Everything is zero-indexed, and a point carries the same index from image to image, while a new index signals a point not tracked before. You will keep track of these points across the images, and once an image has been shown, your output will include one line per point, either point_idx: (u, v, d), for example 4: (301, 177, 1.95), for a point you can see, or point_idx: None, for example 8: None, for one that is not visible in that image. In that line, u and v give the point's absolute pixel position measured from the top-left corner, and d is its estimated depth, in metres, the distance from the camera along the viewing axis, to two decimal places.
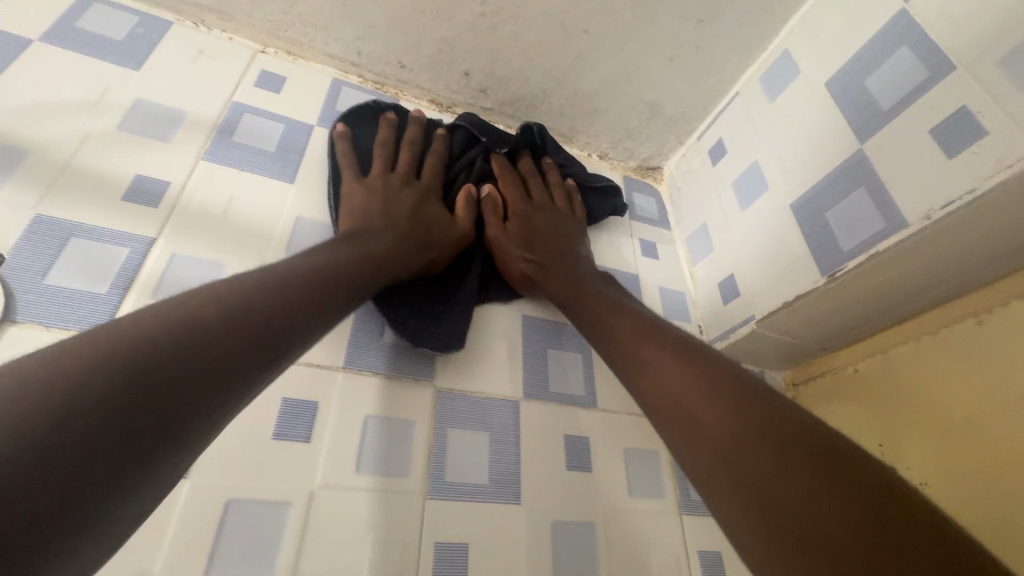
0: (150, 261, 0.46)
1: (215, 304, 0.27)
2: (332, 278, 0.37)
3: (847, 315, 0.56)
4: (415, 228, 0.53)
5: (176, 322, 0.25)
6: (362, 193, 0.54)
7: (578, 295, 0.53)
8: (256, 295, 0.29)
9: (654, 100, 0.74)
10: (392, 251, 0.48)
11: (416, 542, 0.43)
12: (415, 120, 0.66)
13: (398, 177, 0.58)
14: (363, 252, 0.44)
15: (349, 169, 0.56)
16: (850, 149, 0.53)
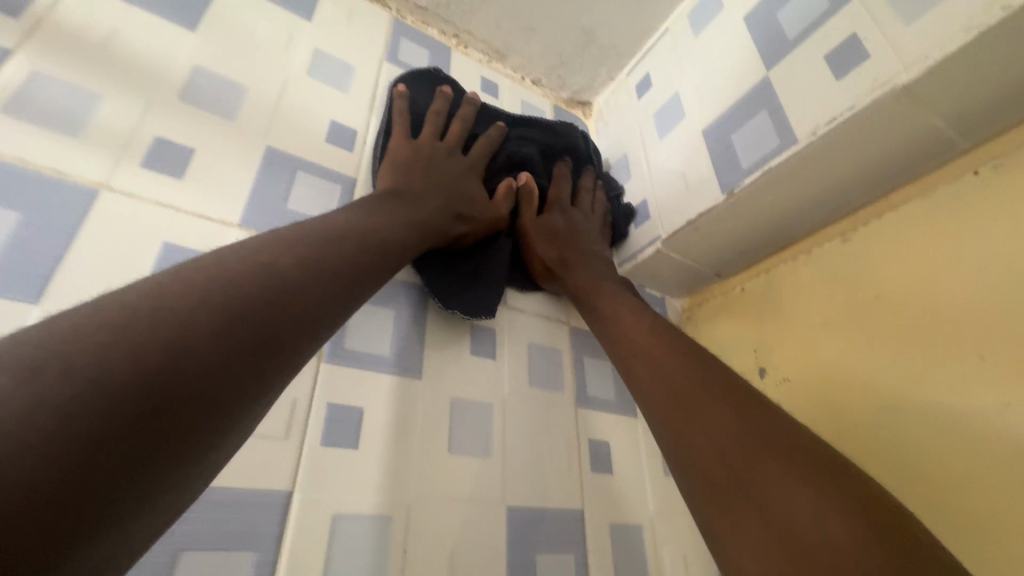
0: (5, 74, 0.40)
1: (200, 296, 0.24)
2: (347, 249, 0.35)
3: (739, 237, 0.62)
4: (453, 198, 0.53)
5: (205, 293, 0.25)
6: (409, 151, 0.54)
7: (598, 295, 0.54)
8: (241, 284, 0.26)
9: (589, 25, 0.75)
10: (430, 221, 0.49)
11: (307, 400, 0.42)
12: (469, 101, 0.63)
13: (445, 146, 0.57)
14: (390, 225, 0.42)
15: (400, 124, 0.56)
16: (758, 77, 0.57)
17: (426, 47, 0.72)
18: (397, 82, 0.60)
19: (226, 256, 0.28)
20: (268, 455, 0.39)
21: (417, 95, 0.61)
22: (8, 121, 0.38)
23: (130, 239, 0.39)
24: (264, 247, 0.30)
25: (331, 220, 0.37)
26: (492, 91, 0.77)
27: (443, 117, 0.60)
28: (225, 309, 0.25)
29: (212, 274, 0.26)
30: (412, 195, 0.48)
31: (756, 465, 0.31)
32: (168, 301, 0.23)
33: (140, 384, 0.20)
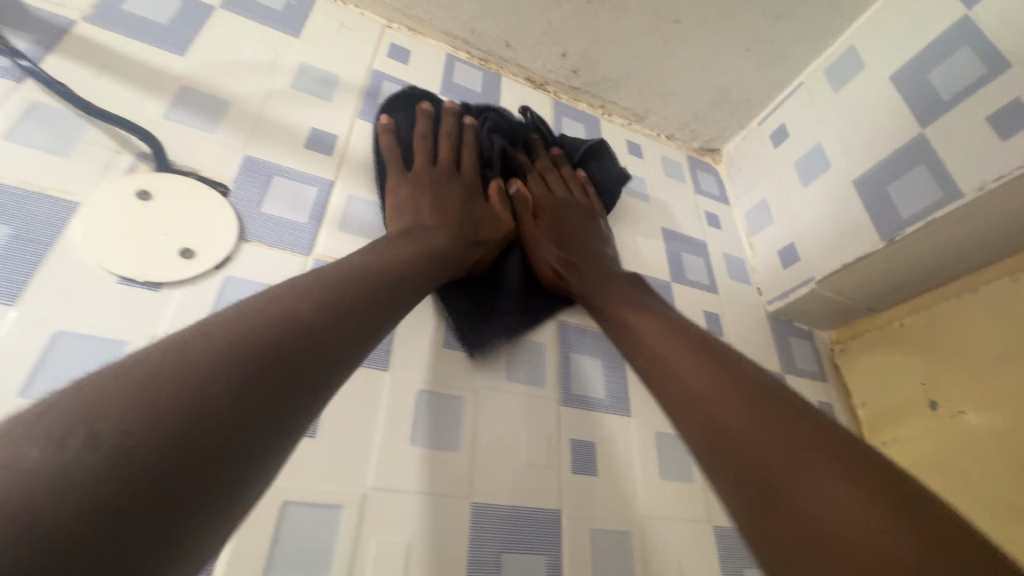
0: (334, 199, 0.55)
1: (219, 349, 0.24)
2: (366, 281, 0.35)
3: (896, 277, 0.67)
4: (467, 223, 0.54)
5: (222, 345, 0.24)
6: (408, 187, 0.55)
7: (606, 296, 0.53)
8: (260, 331, 0.26)
9: (725, 86, 0.83)
10: (445, 245, 0.49)
11: (557, 435, 0.52)
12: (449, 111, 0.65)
13: (443, 172, 0.58)
14: (425, 250, 0.45)
15: (394, 163, 0.57)
16: (912, 133, 0.63)
17: (581, 121, 0.84)
18: (381, 113, 0.62)
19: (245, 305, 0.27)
20: (540, 481, 0.49)
21: (403, 124, 0.62)
22: (345, 236, 0.53)
23: (427, 316, 0.53)
24: (280, 296, 0.29)
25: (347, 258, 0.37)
26: (637, 152, 0.86)
27: (431, 137, 0.62)
28: (252, 355, 0.24)
29: (237, 324, 0.26)
30: (422, 228, 0.49)
31: (820, 487, 0.26)
32: (185, 362, 0.22)
33: (173, 437, 0.20)
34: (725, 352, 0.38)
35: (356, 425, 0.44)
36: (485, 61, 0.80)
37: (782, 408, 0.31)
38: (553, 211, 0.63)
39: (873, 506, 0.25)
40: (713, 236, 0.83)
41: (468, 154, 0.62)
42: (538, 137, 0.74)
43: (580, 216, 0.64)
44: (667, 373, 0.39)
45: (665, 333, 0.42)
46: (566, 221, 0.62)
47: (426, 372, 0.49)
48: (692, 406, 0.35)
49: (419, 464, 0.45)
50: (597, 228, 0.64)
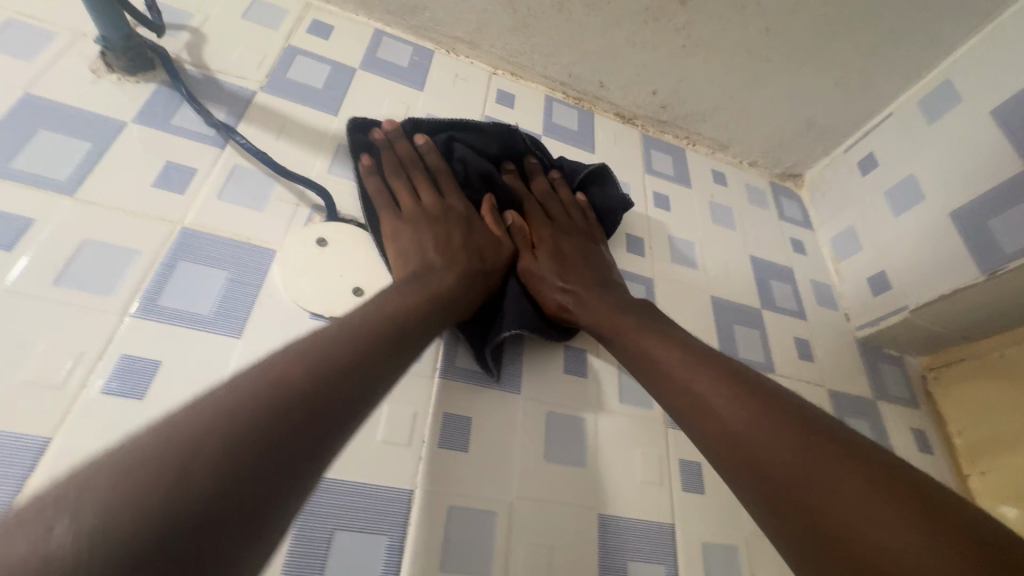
0: None
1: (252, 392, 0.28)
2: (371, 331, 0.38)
3: (997, 308, 0.68)
4: (471, 253, 0.55)
5: (256, 388, 0.28)
6: (408, 232, 0.54)
7: (616, 325, 0.53)
8: (286, 376, 0.30)
9: (812, 117, 0.86)
10: (443, 284, 0.50)
11: (667, 455, 0.57)
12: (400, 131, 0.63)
13: (429, 201, 0.58)
14: (425, 289, 0.47)
15: (381, 199, 0.57)
16: (1015, 168, 0.64)
17: (669, 152, 0.88)
18: (357, 153, 0.60)
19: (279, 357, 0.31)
20: (655, 497, 0.54)
21: (377, 165, 0.61)
22: None
23: (549, 345, 0.59)
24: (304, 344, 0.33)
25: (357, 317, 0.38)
26: (722, 180, 0.90)
27: (407, 172, 0.60)
28: (275, 401, 0.28)
29: (228, 397, 0.27)
30: (422, 270, 0.50)
31: (859, 509, 0.30)
32: (219, 407, 0.26)
33: (218, 487, 0.24)
34: (745, 374, 0.42)
35: (499, 441, 0.51)
36: (579, 100, 0.86)
37: (816, 438, 0.35)
38: (549, 235, 0.63)
39: (899, 517, 0.29)
40: (798, 262, 0.85)
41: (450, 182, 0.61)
42: (536, 159, 0.71)
43: (582, 245, 0.63)
44: (701, 411, 0.41)
45: (699, 366, 0.44)
46: (565, 249, 0.62)
47: (552, 396, 0.56)
48: (734, 446, 0.37)
49: (552, 478, 0.51)
50: (600, 254, 0.64)
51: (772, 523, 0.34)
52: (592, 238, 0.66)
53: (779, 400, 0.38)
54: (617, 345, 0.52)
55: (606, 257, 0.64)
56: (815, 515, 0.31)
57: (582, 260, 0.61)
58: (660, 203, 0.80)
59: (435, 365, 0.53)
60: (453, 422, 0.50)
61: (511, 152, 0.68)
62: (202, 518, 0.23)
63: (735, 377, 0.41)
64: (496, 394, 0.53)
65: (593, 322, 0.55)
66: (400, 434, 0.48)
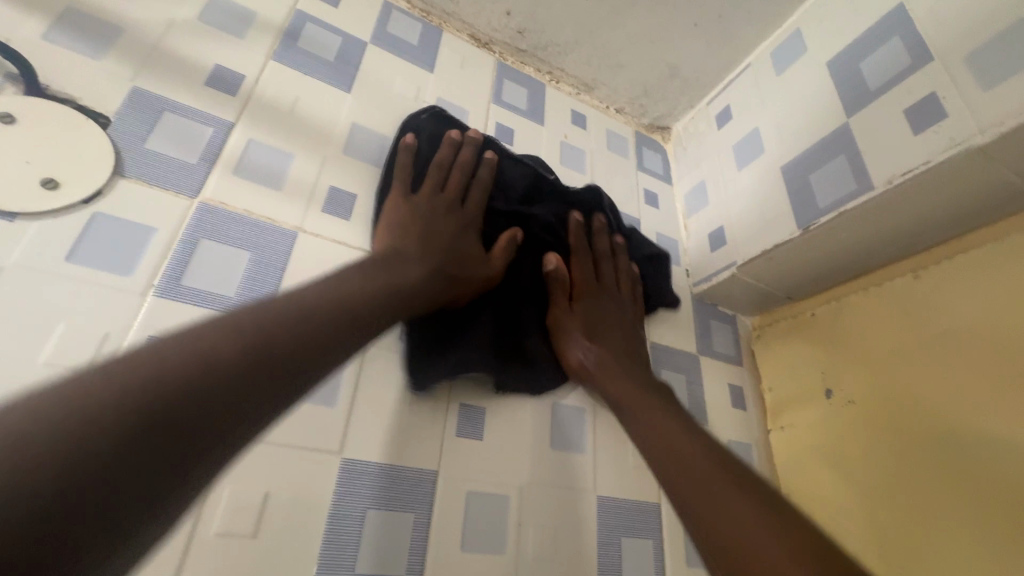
0: (231, 141, 0.52)
1: (223, 337, 0.26)
2: (345, 308, 0.34)
3: (812, 267, 0.67)
4: (450, 258, 0.49)
5: (238, 327, 0.27)
6: (405, 210, 0.52)
7: (631, 399, 0.50)
8: (259, 329, 0.27)
9: (674, 62, 0.81)
10: (416, 280, 0.44)
11: (445, 397, 0.52)
12: (472, 141, 0.59)
13: (445, 201, 0.54)
14: (395, 280, 0.41)
15: (404, 184, 0.54)
16: (838, 122, 0.62)
17: (526, 85, 0.81)
18: (404, 133, 0.58)
19: (253, 309, 0.29)
20: (417, 441, 0.49)
21: (425, 148, 0.58)
22: (237, 181, 0.51)
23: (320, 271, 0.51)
24: (292, 301, 0.31)
25: (321, 284, 0.34)
26: (582, 122, 0.84)
27: (444, 169, 0.57)
28: (240, 348, 0.26)
29: (191, 338, 0.25)
30: (394, 260, 0.44)
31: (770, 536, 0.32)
32: (181, 344, 0.24)
33: (155, 421, 0.21)
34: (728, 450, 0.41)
35: None
36: (426, 14, 0.76)
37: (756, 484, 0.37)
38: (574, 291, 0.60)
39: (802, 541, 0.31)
40: (648, 214, 0.82)
41: (479, 191, 0.56)
42: (604, 218, 0.66)
43: (619, 317, 0.60)
44: (660, 444, 0.44)
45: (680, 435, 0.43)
46: (598, 311, 0.59)
47: None
48: (686, 470, 0.40)
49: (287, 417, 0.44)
50: (635, 330, 0.61)
51: (697, 535, 0.37)
52: (631, 309, 0.63)
53: (724, 451, 0.41)
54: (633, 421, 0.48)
55: (638, 332, 0.61)
56: (736, 533, 0.34)
57: (615, 332, 0.59)
58: (502, 135, 0.74)
59: (151, 282, 0.43)
60: None
61: (592, 204, 0.66)
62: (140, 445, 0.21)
63: (687, 424, 0.45)
64: None
65: (616, 393, 0.52)
66: (76, 357, 0.39)
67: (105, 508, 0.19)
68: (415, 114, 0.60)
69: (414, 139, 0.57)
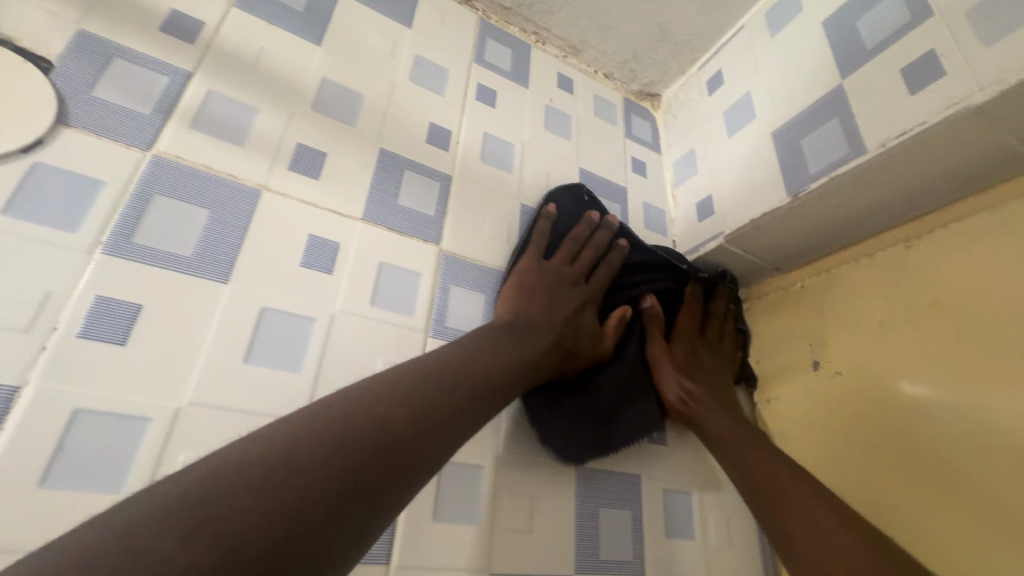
0: (189, 92, 0.49)
1: (395, 405, 0.33)
2: (478, 377, 0.40)
3: (801, 237, 0.65)
4: (568, 332, 0.54)
5: (404, 393, 0.34)
6: (533, 275, 0.56)
7: (742, 442, 0.53)
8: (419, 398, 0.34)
9: (665, 23, 0.78)
10: (540, 355, 0.48)
11: None
12: (609, 223, 0.64)
13: (573, 273, 0.59)
14: (517, 356, 0.46)
15: (536, 248, 0.59)
16: (832, 83, 0.60)
17: (509, 45, 0.78)
18: (546, 202, 0.64)
19: (411, 371, 0.36)
20: None
21: (563, 217, 0.64)
22: (195, 133, 0.47)
23: (286, 231, 0.48)
24: (434, 369, 0.37)
25: (468, 354, 0.42)
26: (568, 86, 0.81)
27: (579, 244, 0.62)
28: (408, 414, 0.33)
29: (368, 401, 0.32)
30: (527, 330, 0.50)
31: None
32: (370, 404, 0.32)
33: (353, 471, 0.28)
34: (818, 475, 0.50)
35: (181, 336, 0.41)
36: None
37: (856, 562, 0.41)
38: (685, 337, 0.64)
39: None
40: (635, 183, 0.80)
41: (608, 269, 0.62)
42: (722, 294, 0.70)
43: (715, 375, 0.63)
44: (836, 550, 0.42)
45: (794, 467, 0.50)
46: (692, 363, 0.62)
47: (275, 289, 0.46)
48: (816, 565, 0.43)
49: (247, 382, 0.42)
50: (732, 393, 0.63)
51: None
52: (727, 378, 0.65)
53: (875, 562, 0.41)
54: (737, 460, 0.53)
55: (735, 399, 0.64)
56: None
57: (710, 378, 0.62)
58: (483, 96, 0.70)
59: (99, 238, 0.41)
60: (108, 308, 0.39)
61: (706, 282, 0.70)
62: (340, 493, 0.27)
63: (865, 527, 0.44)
64: (188, 281, 0.43)
65: (710, 424, 0.57)
66: (14, 316, 0.36)
67: (317, 537, 0.25)
68: (552, 189, 0.66)
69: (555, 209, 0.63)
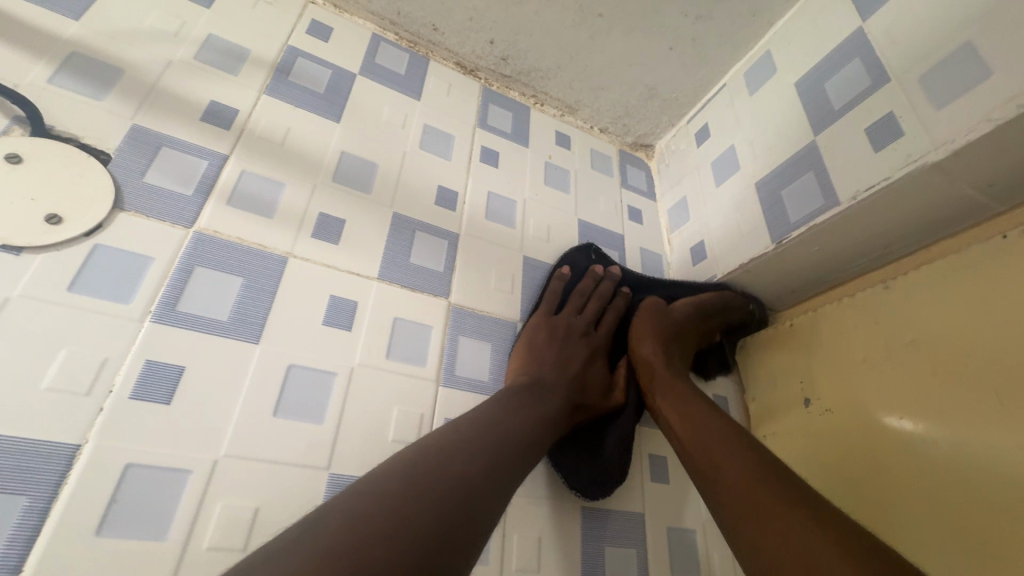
0: (225, 172, 0.55)
1: (478, 444, 0.44)
2: (524, 431, 0.49)
3: (790, 279, 0.69)
4: (575, 386, 0.59)
5: (482, 435, 0.45)
6: (543, 332, 0.62)
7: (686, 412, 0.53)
8: (491, 438, 0.45)
9: (653, 83, 0.84)
10: (553, 411, 0.54)
11: (430, 413, 0.54)
12: (614, 278, 0.71)
13: (582, 325, 0.65)
14: (535, 411, 0.51)
15: (547, 305, 0.65)
16: (806, 140, 0.65)
17: (510, 109, 0.85)
18: (559, 263, 0.71)
19: (480, 420, 0.46)
20: None
21: (573, 276, 0.70)
22: (230, 210, 0.54)
23: (311, 294, 0.54)
24: (497, 417, 0.48)
25: (514, 408, 0.50)
26: (565, 143, 0.87)
27: (585, 297, 0.68)
28: (486, 448, 0.44)
29: (460, 441, 0.43)
30: (539, 387, 0.55)
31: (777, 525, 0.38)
32: (460, 443, 0.43)
33: (461, 491, 0.38)
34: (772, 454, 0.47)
35: (218, 394, 0.46)
36: (413, 44, 0.80)
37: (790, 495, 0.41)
38: (653, 332, 0.65)
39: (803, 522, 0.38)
40: (632, 230, 0.85)
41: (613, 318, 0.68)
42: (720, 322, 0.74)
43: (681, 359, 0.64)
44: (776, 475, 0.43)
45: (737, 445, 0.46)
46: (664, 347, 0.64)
47: (301, 347, 0.51)
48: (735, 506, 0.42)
49: (277, 434, 0.46)
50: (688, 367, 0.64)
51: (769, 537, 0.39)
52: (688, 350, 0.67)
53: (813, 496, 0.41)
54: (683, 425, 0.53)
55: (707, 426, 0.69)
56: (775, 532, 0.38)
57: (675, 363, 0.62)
58: (487, 158, 0.76)
59: (148, 308, 0.46)
60: (155, 372, 0.44)
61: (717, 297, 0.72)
62: (460, 507, 0.37)
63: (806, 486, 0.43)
64: (224, 343, 0.48)
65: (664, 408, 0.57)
66: (76, 381, 0.41)
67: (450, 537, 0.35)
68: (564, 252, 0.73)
69: (567, 269, 0.70)
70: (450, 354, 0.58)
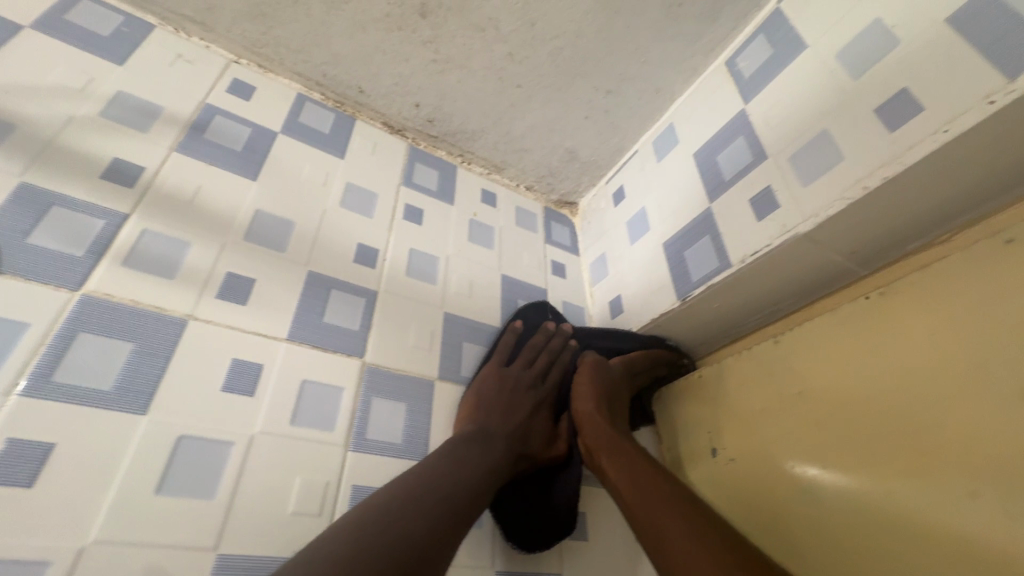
0: (124, 232, 0.54)
1: (408, 509, 0.43)
2: (462, 484, 0.48)
3: (699, 332, 0.74)
4: (521, 436, 0.59)
5: (412, 497, 0.44)
6: (493, 383, 0.63)
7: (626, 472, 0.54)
8: (422, 500, 0.44)
9: (572, 147, 0.90)
10: (498, 460, 0.54)
11: (336, 481, 0.52)
12: (566, 333, 0.74)
13: (531, 377, 0.67)
14: (478, 462, 0.51)
15: (499, 357, 0.67)
16: (703, 206, 0.71)
17: (436, 167, 0.87)
18: (515, 317, 0.74)
19: (410, 481, 0.46)
20: (304, 529, 0.49)
21: (525, 330, 0.73)
22: (125, 271, 0.51)
23: (211, 358, 0.52)
24: (431, 474, 0.47)
25: (452, 462, 0.50)
26: (491, 200, 0.91)
27: (536, 351, 0.70)
28: (417, 510, 0.43)
29: (386, 508, 0.42)
30: (484, 436, 0.55)
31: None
32: (387, 510, 0.42)
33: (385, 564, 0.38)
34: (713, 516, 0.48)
35: (93, 473, 0.42)
36: (340, 104, 0.82)
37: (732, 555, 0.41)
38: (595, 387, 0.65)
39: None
40: (555, 284, 0.88)
41: (561, 370, 0.70)
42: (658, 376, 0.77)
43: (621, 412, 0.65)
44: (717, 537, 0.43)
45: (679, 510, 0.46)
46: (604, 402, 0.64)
47: (195, 415, 0.48)
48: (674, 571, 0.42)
49: (158, 514, 0.43)
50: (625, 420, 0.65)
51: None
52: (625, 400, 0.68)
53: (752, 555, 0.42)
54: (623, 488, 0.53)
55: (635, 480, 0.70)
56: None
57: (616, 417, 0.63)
58: (410, 215, 0.78)
59: (16, 381, 0.43)
60: (16, 451, 0.40)
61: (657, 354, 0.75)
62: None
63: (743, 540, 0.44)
64: (104, 416, 0.45)
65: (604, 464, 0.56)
66: None
67: None
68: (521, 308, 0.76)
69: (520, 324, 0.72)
70: (361, 416, 0.57)
